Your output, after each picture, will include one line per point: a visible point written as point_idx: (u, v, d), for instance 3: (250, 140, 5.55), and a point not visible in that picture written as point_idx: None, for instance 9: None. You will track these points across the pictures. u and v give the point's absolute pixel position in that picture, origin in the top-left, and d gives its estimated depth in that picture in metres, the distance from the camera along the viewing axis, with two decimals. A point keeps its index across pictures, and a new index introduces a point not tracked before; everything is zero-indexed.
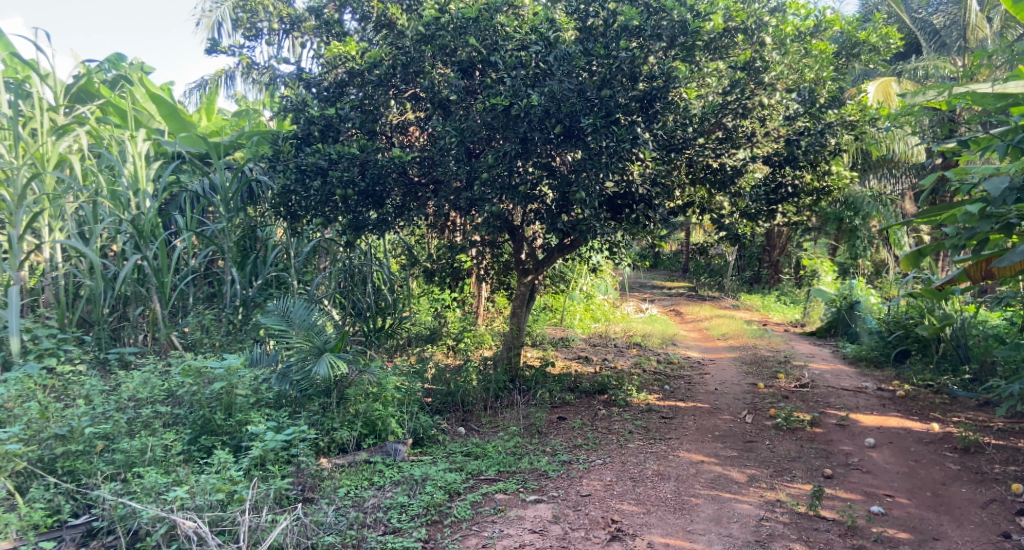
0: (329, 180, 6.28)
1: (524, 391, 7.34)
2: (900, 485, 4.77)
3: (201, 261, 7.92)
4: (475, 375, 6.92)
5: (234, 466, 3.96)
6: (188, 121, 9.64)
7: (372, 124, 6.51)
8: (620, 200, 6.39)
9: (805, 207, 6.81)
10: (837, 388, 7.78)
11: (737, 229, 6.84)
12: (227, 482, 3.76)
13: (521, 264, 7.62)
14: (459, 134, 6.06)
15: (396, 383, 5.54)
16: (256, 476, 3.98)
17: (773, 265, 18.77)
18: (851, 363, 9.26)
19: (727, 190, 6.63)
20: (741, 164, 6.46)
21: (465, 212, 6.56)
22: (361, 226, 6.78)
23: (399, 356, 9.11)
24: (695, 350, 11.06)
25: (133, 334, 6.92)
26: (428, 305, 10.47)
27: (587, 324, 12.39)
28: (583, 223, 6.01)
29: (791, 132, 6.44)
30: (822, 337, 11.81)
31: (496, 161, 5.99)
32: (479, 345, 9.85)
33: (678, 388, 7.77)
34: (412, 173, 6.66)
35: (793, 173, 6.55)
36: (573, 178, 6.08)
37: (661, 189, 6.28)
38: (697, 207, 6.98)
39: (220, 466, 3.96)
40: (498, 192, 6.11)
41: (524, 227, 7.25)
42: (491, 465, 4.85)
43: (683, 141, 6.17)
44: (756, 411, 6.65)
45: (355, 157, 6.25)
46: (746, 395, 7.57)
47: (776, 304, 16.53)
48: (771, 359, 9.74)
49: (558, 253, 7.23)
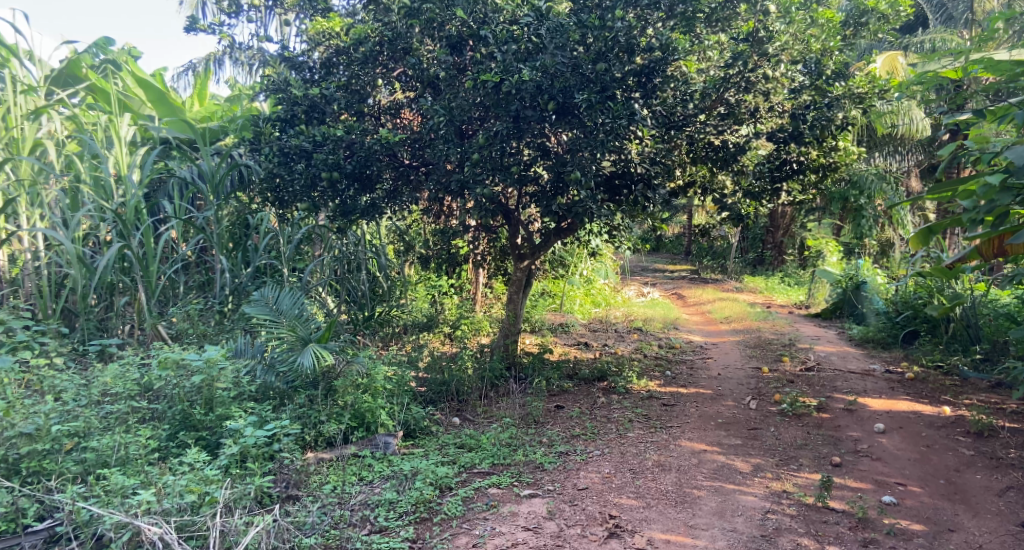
0: (314, 163, 6.04)
1: (521, 380, 7.21)
2: (912, 472, 4.56)
3: (192, 248, 7.79)
4: (470, 364, 6.76)
5: (208, 466, 3.75)
6: (176, 106, 9.45)
7: (360, 105, 6.31)
8: (619, 180, 6.14)
9: (810, 185, 6.61)
10: (843, 372, 7.58)
11: (739, 209, 6.60)
12: (200, 483, 3.57)
13: (517, 249, 7.43)
14: (448, 113, 5.82)
15: (386, 375, 5.34)
16: (233, 475, 3.76)
17: (777, 248, 18.54)
18: (858, 345, 9.05)
19: (730, 169, 6.48)
20: (744, 140, 6.23)
21: (457, 194, 6.32)
22: (350, 211, 6.56)
23: (395, 344, 8.96)
24: (697, 334, 10.86)
25: (119, 325, 6.72)
26: (425, 292, 10.31)
27: (587, 309, 12.20)
28: (579, 204, 5.79)
29: (798, 107, 6.15)
30: (828, 319, 11.60)
31: (489, 141, 5.75)
32: (477, 332, 9.78)
33: (680, 374, 7.57)
34: (403, 156, 6.45)
35: (798, 150, 6.25)
36: (568, 158, 5.81)
37: (661, 168, 6.10)
38: (698, 187, 6.77)
39: (195, 463, 3.76)
40: (490, 174, 5.86)
41: (520, 210, 6.97)
42: (485, 457, 4.66)
43: (684, 118, 6.05)
44: (760, 397, 6.46)
45: (341, 139, 6.01)
46: (749, 379, 7.39)
47: (779, 286, 16.31)
48: (775, 342, 9.54)
49: (555, 236, 7.05)
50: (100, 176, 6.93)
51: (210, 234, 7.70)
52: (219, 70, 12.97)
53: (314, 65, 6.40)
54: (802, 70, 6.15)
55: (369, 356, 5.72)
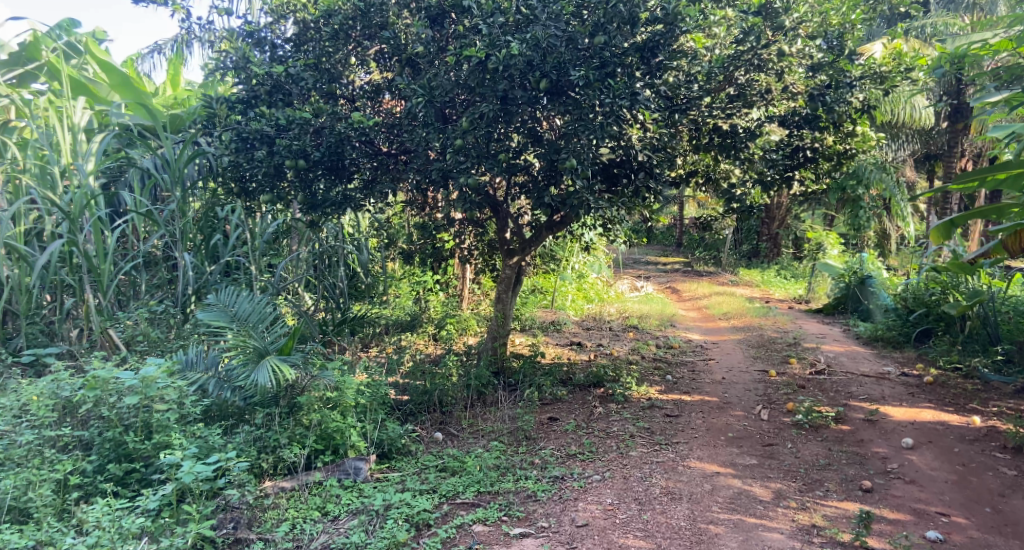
0: (276, 151, 5.40)
1: (511, 387, 6.73)
2: (952, 499, 4.05)
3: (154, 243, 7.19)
4: (455, 370, 6.25)
5: (125, 516, 3.17)
6: (143, 92, 8.79)
7: (327, 85, 5.71)
8: (617, 168, 5.63)
9: (824, 173, 6.01)
10: (855, 375, 7.05)
11: (748, 201, 6.08)
12: (116, 539, 3.02)
13: (505, 244, 6.91)
14: (428, 93, 5.20)
15: (359, 388, 4.75)
16: (156, 527, 3.21)
17: (772, 240, 18.07)
18: (866, 344, 8.55)
19: (737, 156, 5.86)
20: (755, 125, 5.71)
21: (440, 185, 5.79)
22: (321, 204, 5.95)
23: (375, 345, 8.42)
24: (695, 332, 10.34)
25: (67, 330, 6.10)
26: (409, 289, 9.78)
27: (580, 306, 11.70)
28: (575, 195, 5.26)
29: (817, 86, 5.51)
30: (830, 315, 11.10)
31: (474, 125, 5.16)
32: (463, 331, 9.31)
33: (682, 379, 7.04)
34: (380, 143, 5.91)
35: (813, 137, 5.72)
36: (561, 145, 5.21)
37: (663, 156, 5.57)
38: (702, 176, 6.39)
39: (112, 511, 3.18)
40: (476, 162, 5.21)
41: (508, 203, 6.49)
42: (469, 485, 4.11)
43: (686, 101, 5.51)
44: (770, 406, 5.94)
45: (308, 123, 5.40)
46: (756, 384, 6.85)
47: (776, 279, 15.85)
48: (779, 340, 9.03)
49: (547, 231, 6.55)
50: (45, 165, 6.31)
51: (172, 229, 7.10)
52: (189, 53, 12.27)
53: (284, 41, 5.84)
54: (821, 45, 5.53)
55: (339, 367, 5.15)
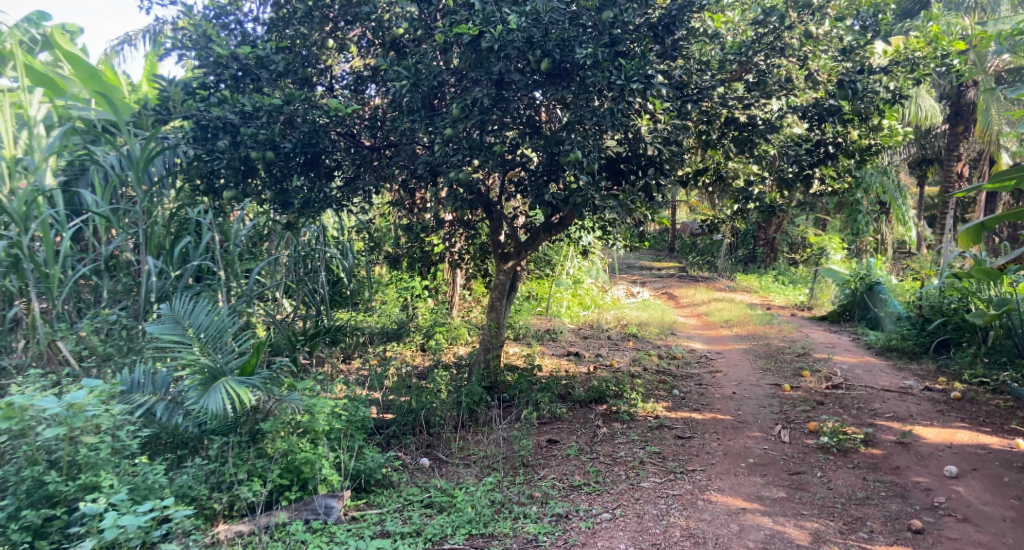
0: (241, 141, 4.82)
1: (505, 402, 6.25)
2: (1015, 542, 3.56)
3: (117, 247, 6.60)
4: (445, 386, 5.76)
5: None
6: (113, 85, 8.17)
7: (302, 70, 5.19)
8: (623, 163, 5.16)
9: (846, 172, 5.49)
10: (877, 389, 6.50)
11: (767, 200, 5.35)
12: None
13: (499, 248, 6.43)
14: (413, 78, 4.71)
15: (337, 409, 4.21)
16: None
17: (770, 244, 17.66)
18: (880, 355, 8.07)
19: (751, 152, 5.36)
20: (775, 116, 5.23)
21: (428, 183, 5.28)
22: (296, 203, 5.40)
23: (359, 357, 7.93)
24: (698, 341, 9.84)
25: (13, 342, 5.51)
26: (396, 295, 9.24)
27: (575, 313, 11.19)
28: (578, 192, 4.70)
29: (846, 72, 4.96)
30: (836, 322, 10.64)
31: (465, 113, 4.64)
32: (453, 341, 8.78)
33: (690, 394, 6.52)
34: (364, 138, 5.58)
35: (837, 129, 5.19)
36: (563, 136, 4.71)
37: (675, 150, 5.06)
38: (712, 174, 5.75)
39: None
40: (467, 155, 4.74)
41: (503, 203, 6.05)
42: (459, 526, 3.61)
43: (698, 91, 5.14)
44: (790, 425, 5.40)
45: (279, 110, 4.84)
46: (770, 399, 6.32)
47: (775, 285, 15.41)
48: (787, 350, 8.52)
49: (545, 234, 6.06)
50: None
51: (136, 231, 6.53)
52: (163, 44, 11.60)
53: (258, 20, 5.39)
54: (854, 25, 5.02)
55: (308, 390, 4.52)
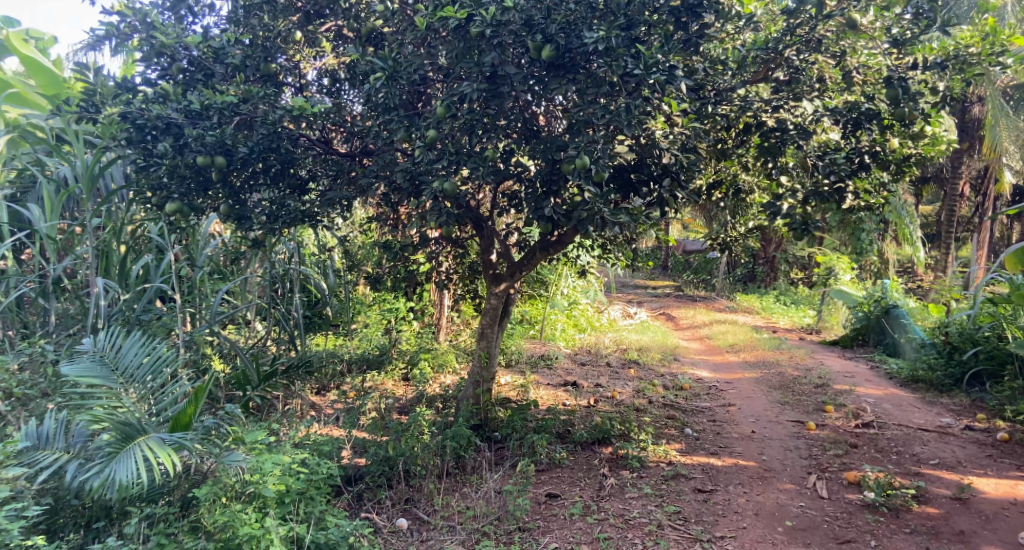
0: (186, 144, 4.11)
1: (496, 443, 5.64)
2: None
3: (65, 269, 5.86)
4: (429, 428, 5.08)
5: None
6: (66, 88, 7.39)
7: (264, 63, 4.52)
8: (634, 174, 4.50)
9: (883, 185, 4.83)
10: (912, 429, 5.81)
11: (799, 216, 4.55)
12: None
13: (491, 268, 5.78)
14: (391, 72, 4.08)
15: (296, 468, 3.52)
16: None
17: (770, 263, 17.09)
18: (904, 387, 7.41)
19: (777, 161, 4.70)
20: (809, 119, 4.48)
21: (410, 196, 4.60)
22: (255, 217, 4.69)
23: (335, 389, 7.29)
24: (704, 368, 9.17)
25: None
26: (379, 317, 8.54)
27: (571, 336, 10.52)
28: (583, 205, 4.04)
29: (891, 69, 4.30)
30: (848, 348, 10.02)
31: (452, 113, 3.98)
32: (441, 369, 8.07)
33: (705, 434, 5.81)
34: (337, 144, 4.91)
35: (873, 137, 4.59)
36: (566, 141, 4.07)
37: (694, 158, 4.41)
38: (729, 187, 5.30)
39: None
40: (453, 162, 4.08)
41: (495, 218, 5.39)
42: None
43: (716, 92, 4.70)
44: (825, 475, 4.72)
45: (232, 108, 4.15)
46: (795, 440, 5.62)
47: (777, 306, 14.81)
48: (803, 379, 7.84)
49: (542, 253, 5.40)
50: None
51: (86, 249, 5.82)
52: None
53: (222, 18, 4.82)
54: (905, 14, 4.29)
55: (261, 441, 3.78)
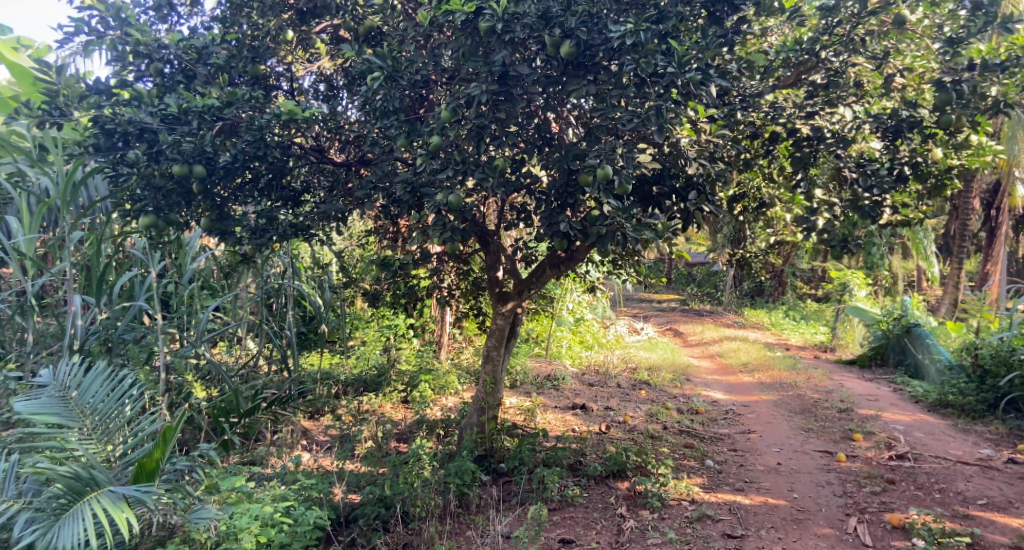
0: (162, 152, 3.70)
1: (502, 475, 5.26)
2: None
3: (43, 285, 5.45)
4: (431, 462, 4.77)
5: None
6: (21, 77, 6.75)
7: (253, 65, 4.14)
8: (656, 185, 4.12)
9: (925, 199, 4.44)
10: (950, 462, 5.42)
11: (836, 231, 4.05)
12: None
13: (496, 285, 5.39)
14: (391, 71, 3.69)
15: (273, 526, 3.18)
16: None
17: (778, 277, 16.70)
18: (934, 412, 6.99)
19: (809, 173, 4.29)
20: (850, 124, 4.12)
21: (411, 209, 4.21)
22: (241, 232, 4.28)
23: (330, 412, 6.88)
24: (717, 389, 8.75)
25: None
26: (377, 334, 8.12)
27: (577, 353, 10.11)
28: (602, 220, 3.66)
29: (941, 72, 3.92)
30: (867, 367, 9.61)
31: (458, 118, 3.59)
32: (442, 391, 7.52)
33: (727, 467, 5.39)
34: (332, 153, 4.53)
35: (916, 146, 4.20)
36: (587, 148, 3.72)
37: (723, 168, 4.02)
38: (754, 201, 4.92)
39: None
40: (459, 172, 3.69)
41: (502, 233, 5.01)
42: None
43: (742, 97, 4.36)
44: (867, 517, 4.40)
45: (215, 112, 3.76)
46: (826, 474, 5.22)
47: (787, 322, 14.40)
48: (825, 403, 7.43)
49: (552, 270, 5.00)
50: None
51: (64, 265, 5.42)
52: None
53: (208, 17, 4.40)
54: (960, 10, 4.01)
55: (242, 484, 3.39)
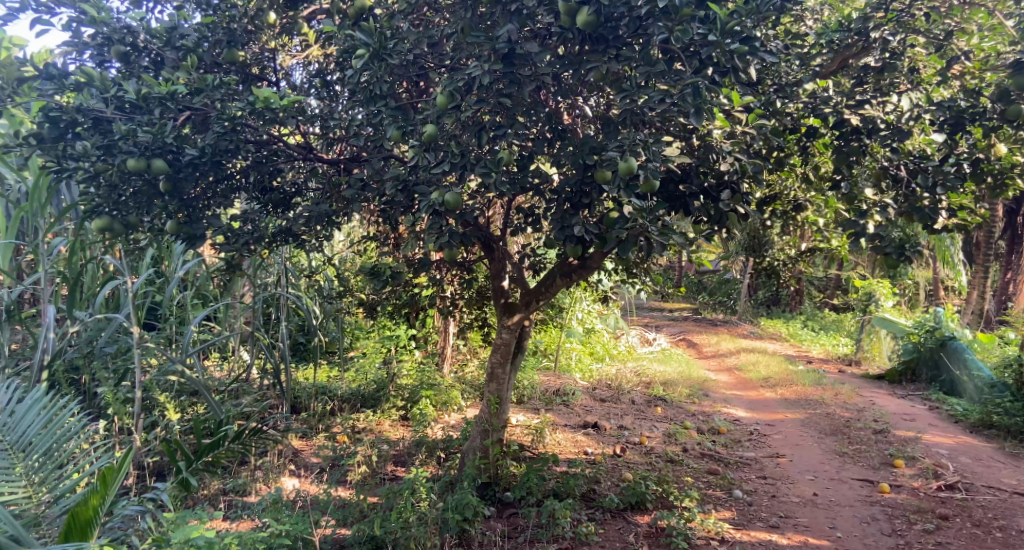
0: (116, 144, 3.21)
1: (508, 505, 4.78)
2: None
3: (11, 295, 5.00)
4: (429, 493, 4.30)
5: None
6: None
7: (229, 49, 3.68)
8: (682, 183, 3.63)
9: (986, 202, 3.94)
10: (1006, 495, 4.90)
11: (890, 235, 3.54)
12: None
13: (501, 295, 4.90)
14: (382, 51, 3.22)
15: None
16: None
17: (795, 286, 16.14)
18: (977, 435, 6.46)
19: (856, 170, 3.80)
20: (906, 116, 3.62)
21: (406, 211, 3.74)
22: (215, 236, 3.83)
23: (324, 431, 6.43)
24: (738, 405, 8.23)
25: None
26: (377, 346, 7.64)
27: (587, 365, 9.62)
28: (623, 223, 3.18)
29: (1013, 55, 3.42)
30: (895, 383, 9.07)
31: (457, 103, 3.11)
32: (444, 407, 7.02)
33: (758, 498, 4.88)
34: (321, 148, 4.07)
35: (981, 142, 3.70)
36: (607, 141, 3.24)
37: (758, 164, 3.54)
38: (789, 202, 4.42)
39: None
40: (459, 167, 3.21)
41: (508, 238, 4.53)
42: None
43: (778, 88, 3.87)
44: None
45: (179, 99, 3.27)
46: (869, 508, 4.71)
47: (806, 332, 13.86)
48: (857, 422, 6.90)
49: (562, 279, 4.52)
50: None
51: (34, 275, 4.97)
52: None
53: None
54: None
55: (197, 536, 2.96)
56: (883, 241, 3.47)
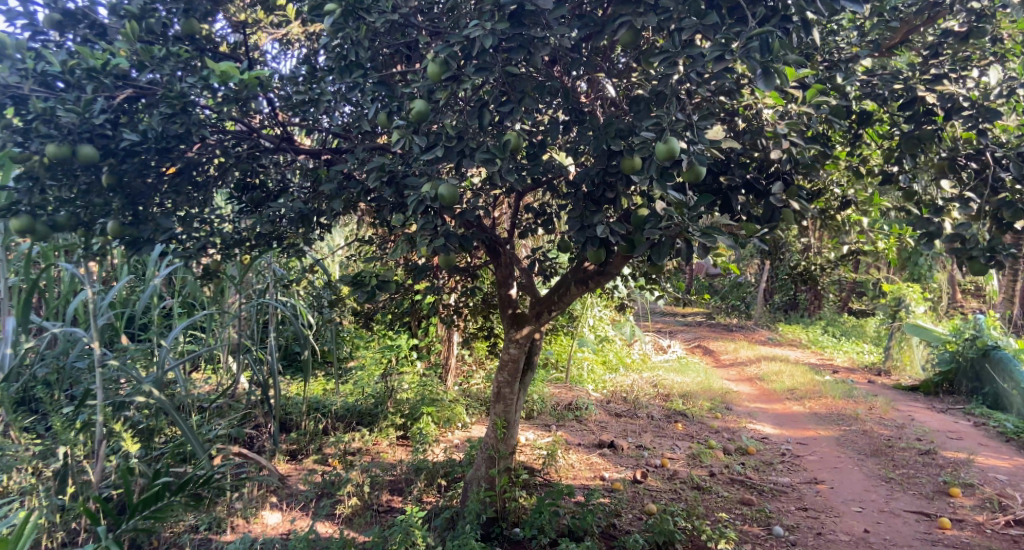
0: (35, 126, 2.70)
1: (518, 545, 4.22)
2: None
3: None
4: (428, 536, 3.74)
5: None
6: None
7: (185, 19, 3.07)
8: (723, 174, 3.06)
9: None
10: None
11: (974, 234, 2.97)
12: None
13: (509, 304, 4.32)
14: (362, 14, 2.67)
15: None
16: None
17: (815, 291, 15.51)
18: None
19: (926, 158, 3.23)
20: (989, 92, 3.05)
21: (397, 207, 3.19)
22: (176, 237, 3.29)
23: (315, 452, 5.87)
24: (764, 420, 7.62)
25: None
26: (375, 357, 7.07)
27: (600, 376, 9.03)
28: (656, 220, 2.61)
29: None
30: (932, 395, 8.45)
31: (453, 73, 2.55)
32: (446, 425, 6.49)
33: (804, 537, 4.32)
34: (301, 137, 3.53)
35: None
36: (637, 121, 2.69)
37: (816, 149, 2.97)
38: (841, 196, 3.84)
39: None
40: (455, 152, 2.65)
41: (517, 239, 3.96)
42: None
43: (831, 63, 3.35)
44: None
45: (112, 74, 2.76)
46: None
47: (827, 339, 13.22)
48: (900, 441, 6.29)
49: (578, 287, 3.94)
50: None
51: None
52: None
53: None
54: None
55: None
56: (966, 242, 2.91)
